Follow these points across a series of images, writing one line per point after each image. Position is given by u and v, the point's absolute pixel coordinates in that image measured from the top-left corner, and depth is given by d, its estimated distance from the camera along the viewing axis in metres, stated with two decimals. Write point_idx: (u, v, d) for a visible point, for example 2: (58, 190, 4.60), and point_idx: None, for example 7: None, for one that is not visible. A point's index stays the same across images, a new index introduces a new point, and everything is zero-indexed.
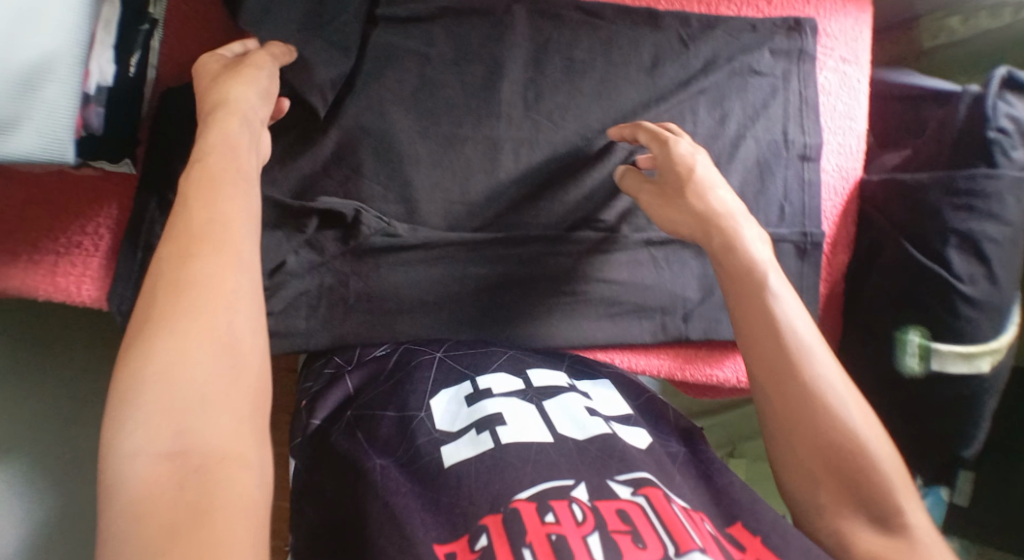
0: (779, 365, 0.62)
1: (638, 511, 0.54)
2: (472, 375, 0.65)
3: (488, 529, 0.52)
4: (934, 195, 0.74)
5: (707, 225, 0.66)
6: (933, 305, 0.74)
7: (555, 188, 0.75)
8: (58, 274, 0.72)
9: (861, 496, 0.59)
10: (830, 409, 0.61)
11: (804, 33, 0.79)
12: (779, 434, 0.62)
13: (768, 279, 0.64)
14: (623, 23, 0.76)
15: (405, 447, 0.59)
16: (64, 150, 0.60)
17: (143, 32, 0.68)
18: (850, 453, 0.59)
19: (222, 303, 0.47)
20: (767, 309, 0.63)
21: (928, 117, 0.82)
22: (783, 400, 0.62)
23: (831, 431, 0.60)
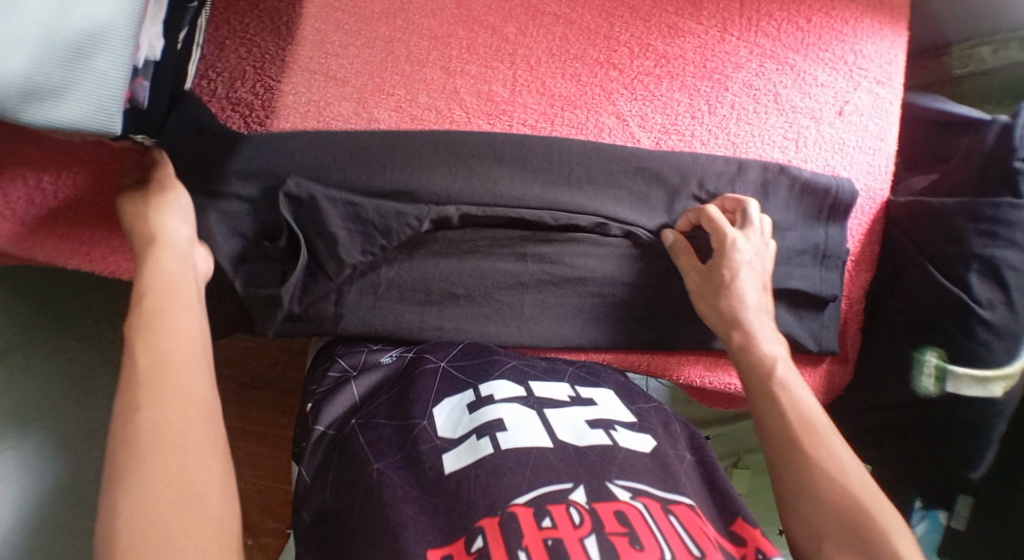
0: (765, 392, 0.67)
1: (636, 513, 0.56)
2: (475, 384, 0.67)
3: (484, 532, 0.54)
4: (960, 221, 0.75)
5: (718, 293, 0.71)
6: (951, 328, 0.75)
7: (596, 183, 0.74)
8: (95, 248, 0.73)
9: (862, 551, 0.57)
10: (796, 440, 0.64)
11: (840, 73, 0.80)
12: (772, 454, 0.64)
13: (770, 351, 0.69)
14: (665, 33, 0.78)
15: (405, 455, 0.62)
16: (111, 121, 0.59)
17: (193, 9, 0.68)
18: (795, 419, 0.65)
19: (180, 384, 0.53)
20: (755, 344, 0.69)
21: (955, 144, 0.83)
22: (767, 431, 0.65)
23: (797, 459, 0.63)
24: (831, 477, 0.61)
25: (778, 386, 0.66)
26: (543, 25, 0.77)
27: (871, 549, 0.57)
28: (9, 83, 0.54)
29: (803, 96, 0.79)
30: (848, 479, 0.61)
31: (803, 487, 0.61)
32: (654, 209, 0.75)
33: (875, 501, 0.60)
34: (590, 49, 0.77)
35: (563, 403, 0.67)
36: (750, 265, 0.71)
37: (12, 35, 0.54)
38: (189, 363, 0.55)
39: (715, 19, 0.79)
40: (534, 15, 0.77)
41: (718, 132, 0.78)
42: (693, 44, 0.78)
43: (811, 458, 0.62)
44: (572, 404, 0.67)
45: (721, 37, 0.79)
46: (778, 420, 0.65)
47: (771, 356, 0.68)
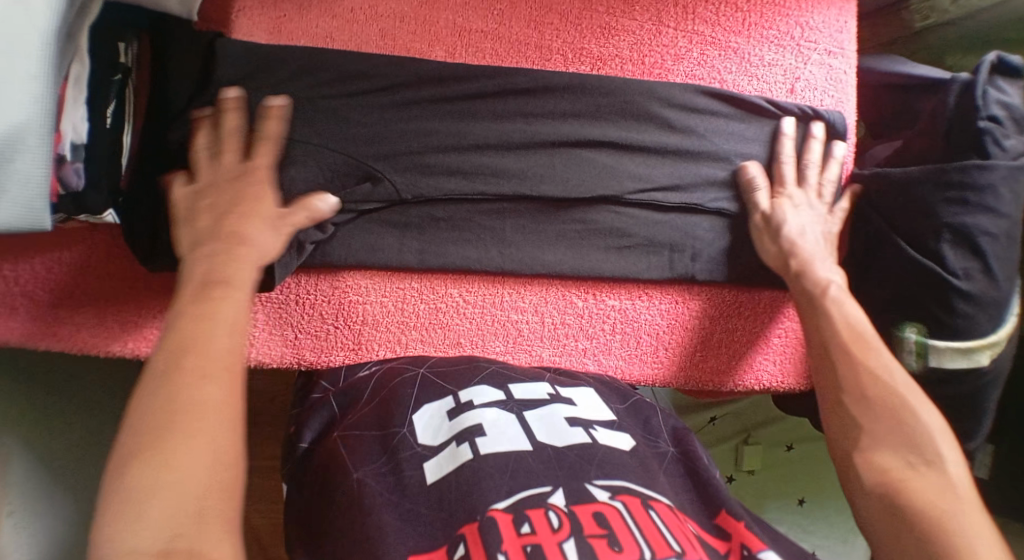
0: (817, 306, 0.67)
1: (616, 514, 0.53)
2: (455, 392, 0.66)
3: (465, 540, 0.52)
4: (926, 190, 0.72)
5: (762, 236, 0.73)
6: (931, 304, 0.72)
7: (560, 182, 0.72)
8: (57, 325, 0.72)
9: (907, 446, 0.57)
10: (871, 350, 0.63)
11: (787, 49, 0.77)
12: (827, 368, 0.64)
13: (819, 268, 0.70)
14: (600, 34, 0.75)
15: (387, 461, 0.61)
16: (41, 217, 0.59)
17: (117, 82, 0.68)
18: (844, 331, 0.65)
19: (197, 417, 0.49)
20: (812, 268, 0.70)
21: (917, 104, 0.80)
22: (825, 340, 0.65)
23: (868, 368, 0.62)
24: (880, 383, 0.61)
25: (830, 299, 0.67)
26: (472, 43, 0.73)
27: (915, 448, 0.57)
28: None
29: (751, 79, 0.77)
30: (895, 380, 0.61)
31: (857, 388, 0.61)
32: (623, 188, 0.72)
33: (914, 406, 0.59)
34: (523, 63, 0.74)
35: (542, 402, 0.66)
36: (792, 202, 0.74)
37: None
38: (193, 397, 0.50)
39: (649, 12, 0.75)
40: (461, 35, 0.73)
41: (712, 98, 0.74)
42: (629, 42, 0.75)
43: (851, 365, 0.63)
44: (551, 402, 0.66)
45: (657, 29, 0.75)
46: (830, 330, 0.66)
47: (829, 279, 0.69)
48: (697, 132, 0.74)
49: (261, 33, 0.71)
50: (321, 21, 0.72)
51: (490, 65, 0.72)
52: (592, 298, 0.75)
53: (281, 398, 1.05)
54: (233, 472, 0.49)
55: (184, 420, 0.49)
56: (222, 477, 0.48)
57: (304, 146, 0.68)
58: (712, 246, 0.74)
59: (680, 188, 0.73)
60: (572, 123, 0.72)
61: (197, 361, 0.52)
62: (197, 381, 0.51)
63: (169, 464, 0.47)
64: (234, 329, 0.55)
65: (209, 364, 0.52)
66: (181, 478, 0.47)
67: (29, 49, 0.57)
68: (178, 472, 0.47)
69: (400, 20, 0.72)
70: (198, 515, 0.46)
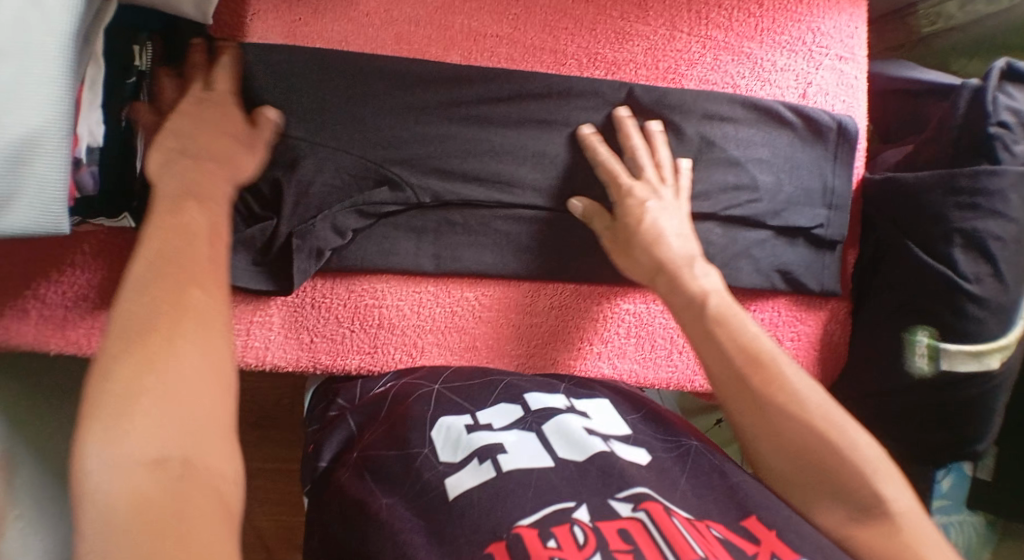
0: (704, 335, 0.63)
1: (640, 527, 0.53)
2: (471, 408, 0.66)
3: (492, 559, 0.51)
4: (935, 196, 0.73)
5: (629, 250, 0.69)
6: (940, 308, 0.73)
7: (579, 187, 0.72)
8: (68, 327, 0.72)
9: (837, 491, 0.57)
10: (759, 384, 0.60)
11: (799, 55, 0.78)
12: (736, 400, 0.61)
13: (704, 287, 0.65)
14: (614, 38, 0.75)
15: (409, 480, 0.60)
16: (58, 221, 0.59)
17: (131, 85, 0.67)
18: (740, 359, 0.61)
19: (187, 330, 0.47)
20: (686, 283, 0.66)
21: (927, 109, 0.81)
22: (731, 371, 0.61)
23: (774, 401, 0.59)
24: (790, 421, 0.59)
25: (714, 322, 0.63)
26: (487, 48, 0.73)
27: (845, 493, 0.57)
28: None
29: (764, 84, 0.77)
30: (812, 410, 0.59)
31: (780, 423, 0.59)
32: None
33: (835, 429, 0.58)
34: (538, 67, 0.74)
35: (557, 414, 0.65)
36: (660, 205, 0.68)
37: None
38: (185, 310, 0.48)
39: (662, 17, 0.76)
40: (476, 40, 0.73)
41: (726, 103, 0.75)
42: (643, 47, 0.75)
43: (751, 406, 0.60)
44: (565, 413, 0.65)
45: (671, 35, 0.76)
46: (717, 368, 0.62)
47: (708, 294, 0.65)
48: (713, 138, 0.74)
49: (275, 36, 0.71)
50: (336, 24, 0.72)
51: (505, 69, 0.72)
52: (607, 303, 0.76)
53: (288, 400, 1.04)
54: (230, 382, 0.47)
55: (176, 331, 0.46)
56: (215, 392, 0.46)
57: (320, 150, 0.68)
58: (725, 251, 0.74)
59: (694, 196, 0.73)
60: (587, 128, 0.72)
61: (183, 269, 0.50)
62: (181, 301, 0.48)
63: (168, 369, 0.45)
64: (211, 239, 0.53)
65: (199, 272, 0.50)
66: (170, 393, 0.44)
67: (45, 54, 0.56)
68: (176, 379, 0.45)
69: (415, 23, 0.73)
70: (197, 428, 0.44)
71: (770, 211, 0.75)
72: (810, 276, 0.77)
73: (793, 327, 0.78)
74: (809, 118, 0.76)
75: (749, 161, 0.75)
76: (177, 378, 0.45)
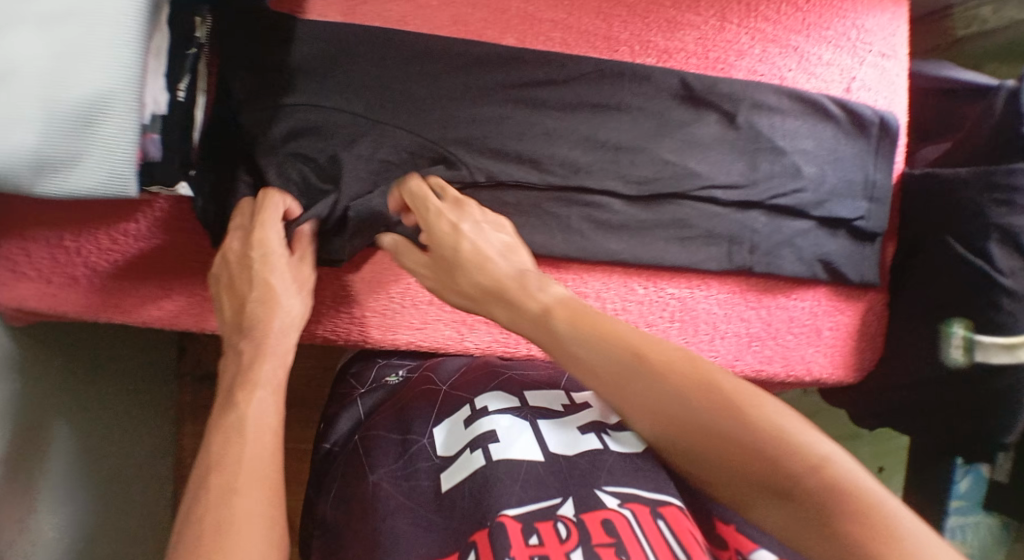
0: (569, 345, 0.56)
1: (623, 522, 0.52)
2: (470, 399, 0.65)
3: (476, 546, 0.51)
4: (972, 192, 0.75)
5: (485, 293, 0.63)
6: (975, 300, 0.74)
7: (632, 171, 0.73)
8: (119, 295, 0.73)
9: (771, 470, 0.48)
10: (642, 380, 0.53)
11: (844, 50, 0.80)
12: (631, 404, 0.53)
13: (578, 306, 0.58)
14: (666, 26, 0.76)
15: (402, 462, 0.60)
16: (125, 184, 0.59)
17: (191, 56, 0.67)
18: (612, 357, 0.54)
19: (258, 388, 0.56)
20: (564, 305, 0.59)
21: (964, 108, 0.83)
22: (596, 372, 0.54)
23: (649, 397, 0.52)
24: (676, 400, 0.51)
25: (564, 330, 0.57)
26: (541, 33, 0.74)
27: (776, 464, 0.48)
28: (22, 157, 0.56)
29: (810, 77, 0.79)
30: (701, 380, 0.52)
31: (680, 412, 0.51)
32: (688, 181, 0.74)
33: (745, 405, 0.50)
34: (591, 53, 0.74)
35: (558, 413, 0.63)
36: (502, 245, 0.65)
37: (11, 112, 0.55)
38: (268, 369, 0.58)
39: (714, 8, 0.77)
40: (531, 25, 0.74)
41: (773, 94, 0.76)
42: (693, 36, 0.76)
43: (653, 397, 0.52)
44: (567, 413, 0.63)
45: (722, 26, 0.77)
46: (527, 329, 0.59)
47: (491, 255, 0.64)
48: (759, 128, 0.76)
49: (334, 15, 0.71)
50: (394, 4, 0.72)
51: (561, 53, 0.73)
52: (652, 286, 0.76)
53: (317, 382, 1.04)
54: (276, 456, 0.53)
55: (243, 407, 0.55)
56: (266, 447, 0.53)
57: (382, 130, 0.70)
58: (770, 239, 0.76)
59: (741, 185, 0.75)
60: (638, 116, 0.74)
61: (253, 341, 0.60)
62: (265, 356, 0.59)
63: (232, 434, 0.53)
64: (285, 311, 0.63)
65: (268, 357, 0.59)
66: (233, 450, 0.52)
67: (117, 18, 0.56)
68: (235, 444, 0.53)
69: (472, 6, 0.73)
70: (250, 475, 0.51)
71: (814, 201, 0.76)
72: (852, 267, 0.78)
73: (832, 317, 0.79)
74: (853, 112, 0.78)
75: (794, 152, 0.76)
76: (232, 437, 0.53)
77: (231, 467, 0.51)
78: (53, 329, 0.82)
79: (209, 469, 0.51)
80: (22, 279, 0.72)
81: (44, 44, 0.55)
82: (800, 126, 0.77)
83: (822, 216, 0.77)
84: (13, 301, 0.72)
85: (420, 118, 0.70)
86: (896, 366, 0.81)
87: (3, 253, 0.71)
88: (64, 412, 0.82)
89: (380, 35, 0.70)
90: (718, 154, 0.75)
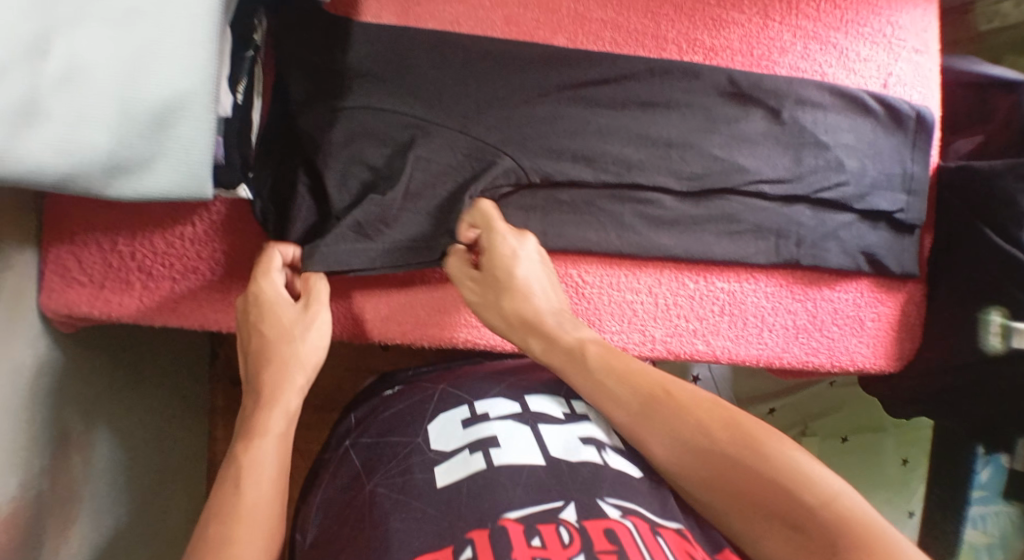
0: (591, 386, 0.59)
1: (626, 531, 0.50)
2: (471, 400, 0.64)
3: (472, 543, 0.50)
4: (1006, 182, 0.77)
5: (524, 323, 0.64)
6: (1012, 288, 0.76)
7: (684, 167, 0.74)
8: (174, 298, 0.73)
9: (778, 508, 0.51)
10: (666, 418, 0.56)
11: (881, 46, 0.81)
12: (654, 443, 0.56)
13: (599, 345, 0.61)
14: (711, 25, 0.77)
15: (398, 461, 0.59)
16: (201, 186, 0.59)
17: (249, 58, 0.67)
18: (633, 400, 0.57)
19: (269, 430, 0.56)
20: (586, 345, 0.62)
21: (993, 101, 0.85)
22: (627, 412, 0.57)
23: (676, 436, 0.55)
24: (699, 440, 0.54)
25: (585, 368, 0.60)
26: (592, 32, 0.76)
27: (780, 508, 0.51)
28: (95, 159, 0.55)
29: (849, 73, 0.81)
30: (721, 422, 0.55)
31: (705, 452, 0.54)
32: (736, 177, 0.75)
33: (757, 441, 0.53)
34: (640, 51, 0.76)
35: (558, 422, 0.62)
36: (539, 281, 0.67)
37: (85, 110, 0.53)
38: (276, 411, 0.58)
39: (757, 6, 0.78)
40: (581, 24, 0.75)
41: (816, 89, 0.78)
42: (739, 34, 0.78)
43: (670, 431, 0.55)
44: (567, 422, 0.62)
45: (764, 24, 0.79)
46: (559, 361, 0.61)
47: (535, 288, 0.66)
48: (803, 123, 0.77)
49: (388, 16, 0.72)
50: (448, 5, 0.73)
51: (611, 52, 0.74)
52: (702, 280, 0.78)
53: (353, 384, 1.04)
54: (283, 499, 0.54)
55: (245, 458, 0.54)
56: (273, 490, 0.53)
57: (439, 129, 0.70)
58: (815, 232, 0.78)
59: (788, 180, 0.76)
60: (687, 113, 0.75)
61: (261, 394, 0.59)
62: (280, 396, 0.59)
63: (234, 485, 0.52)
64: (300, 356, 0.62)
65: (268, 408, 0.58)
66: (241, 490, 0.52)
67: (191, 16, 0.56)
68: (237, 493, 0.52)
69: (524, 7, 0.74)
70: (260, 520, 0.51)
71: (856, 194, 0.78)
72: (892, 258, 0.81)
73: (874, 308, 0.82)
74: (892, 107, 0.80)
75: (837, 146, 0.78)
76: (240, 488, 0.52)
77: (241, 509, 0.51)
78: (97, 335, 0.81)
79: (217, 512, 0.51)
80: (73, 285, 0.71)
81: (117, 40, 0.54)
82: (841, 120, 0.79)
83: (863, 209, 0.79)
84: (64, 308, 0.71)
85: (478, 118, 0.71)
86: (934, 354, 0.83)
87: (56, 259, 0.72)
88: (108, 417, 0.81)
89: (435, 35, 0.71)
90: (763, 149, 0.76)
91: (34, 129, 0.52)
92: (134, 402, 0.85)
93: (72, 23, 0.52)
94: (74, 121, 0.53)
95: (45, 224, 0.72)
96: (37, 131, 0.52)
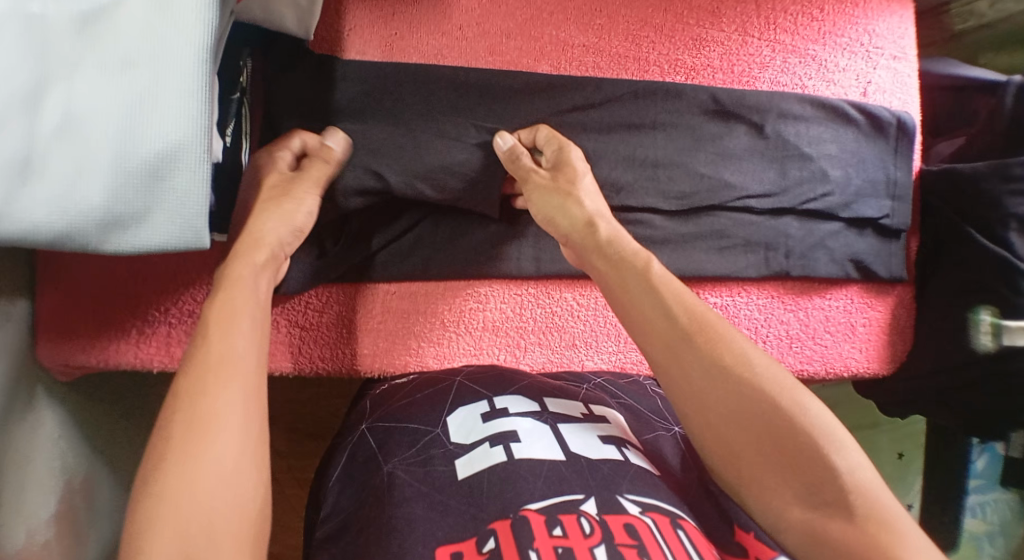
0: (638, 291, 0.61)
1: (646, 528, 0.51)
2: (489, 396, 0.65)
3: (496, 534, 0.51)
4: (990, 183, 0.78)
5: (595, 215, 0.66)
6: (999, 287, 0.77)
7: (671, 186, 0.75)
8: (173, 344, 0.74)
9: (793, 461, 0.54)
10: (708, 341, 0.58)
11: (859, 55, 0.83)
12: (680, 366, 0.58)
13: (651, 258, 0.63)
14: (692, 45, 0.78)
15: (416, 452, 0.60)
16: (199, 236, 0.58)
17: (236, 100, 0.67)
18: (680, 314, 0.59)
19: (214, 421, 0.50)
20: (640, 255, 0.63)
21: (973, 102, 0.86)
22: (669, 327, 0.59)
23: (711, 359, 0.57)
24: (734, 375, 0.57)
25: (648, 276, 0.62)
26: (575, 57, 0.76)
27: (800, 457, 0.54)
28: (90, 216, 0.55)
29: (828, 84, 0.82)
30: (753, 364, 0.57)
31: (736, 386, 0.56)
32: (724, 193, 0.76)
33: (792, 398, 0.56)
34: (623, 75, 0.77)
35: (579, 420, 0.62)
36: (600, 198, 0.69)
37: (79, 165, 0.55)
38: (226, 402, 0.51)
39: (735, 23, 0.79)
40: (564, 50, 0.76)
41: (798, 102, 0.79)
42: (719, 52, 0.79)
43: (732, 406, 0.56)
44: (585, 420, 0.62)
45: (743, 40, 0.80)
46: (619, 261, 0.63)
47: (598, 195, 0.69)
48: (786, 137, 0.78)
49: (374, 52, 0.72)
50: (432, 38, 0.74)
51: (595, 77, 0.75)
52: (695, 297, 0.79)
53: None
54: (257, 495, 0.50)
55: (194, 451, 0.48)
56: (241, 486, 0.49)
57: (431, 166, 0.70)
58: (804, 242, 0.79)
59: (774, 193, 0.77)
60: (672, 133, 0.76)
61: (212, 343, 0.53)
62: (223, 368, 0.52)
63: (182, 501, 0.47)
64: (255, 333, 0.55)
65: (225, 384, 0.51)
66: (194, 490, 0.47)
67: (181, 65, 0.55)
68: (187, 489, 0.47)
69: (507, 36, 0.75)
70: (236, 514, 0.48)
71: (842, 204, 0.79)
72: (880, 263, 0.82)
73: (864, 313, 0.83)
74: (873, 115, 0.81)
75: (820, 157, 0.79)
76: (189, 482, 0.47)
77: (200, 509, 0.47)
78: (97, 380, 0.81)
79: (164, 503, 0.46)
80: (70, 336, 0.71)
81: (110, 96, 0.55)
82: (825, 131, 0.80)
83: (851, 216, 0.80)
84: (62, 358, 0.71)
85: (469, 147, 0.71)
86: (924, 355, 0.84)
87: (49, 310, 0.71)
88: (108, 460, 0.81)
89: (421, 69, 0.71)
90: (749, 163, 0.77)
91: (32, 186, 0.54)
92: (136, 442, 0.85)
93: (66, 80, 0.54)
94: (69, 176, 0.54)
95: (38, 276, 0.71)
96: (34, 188, 0.54)
